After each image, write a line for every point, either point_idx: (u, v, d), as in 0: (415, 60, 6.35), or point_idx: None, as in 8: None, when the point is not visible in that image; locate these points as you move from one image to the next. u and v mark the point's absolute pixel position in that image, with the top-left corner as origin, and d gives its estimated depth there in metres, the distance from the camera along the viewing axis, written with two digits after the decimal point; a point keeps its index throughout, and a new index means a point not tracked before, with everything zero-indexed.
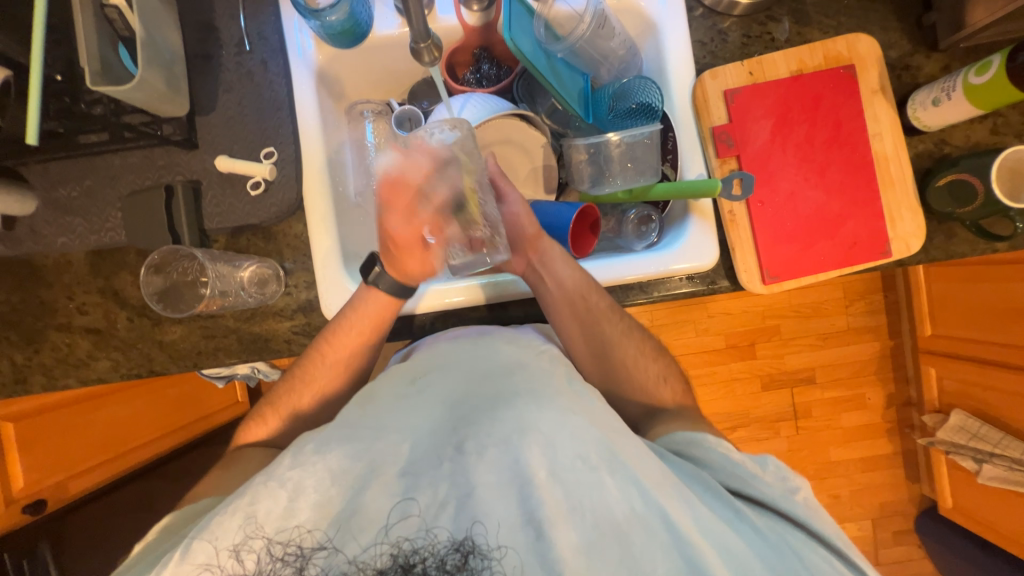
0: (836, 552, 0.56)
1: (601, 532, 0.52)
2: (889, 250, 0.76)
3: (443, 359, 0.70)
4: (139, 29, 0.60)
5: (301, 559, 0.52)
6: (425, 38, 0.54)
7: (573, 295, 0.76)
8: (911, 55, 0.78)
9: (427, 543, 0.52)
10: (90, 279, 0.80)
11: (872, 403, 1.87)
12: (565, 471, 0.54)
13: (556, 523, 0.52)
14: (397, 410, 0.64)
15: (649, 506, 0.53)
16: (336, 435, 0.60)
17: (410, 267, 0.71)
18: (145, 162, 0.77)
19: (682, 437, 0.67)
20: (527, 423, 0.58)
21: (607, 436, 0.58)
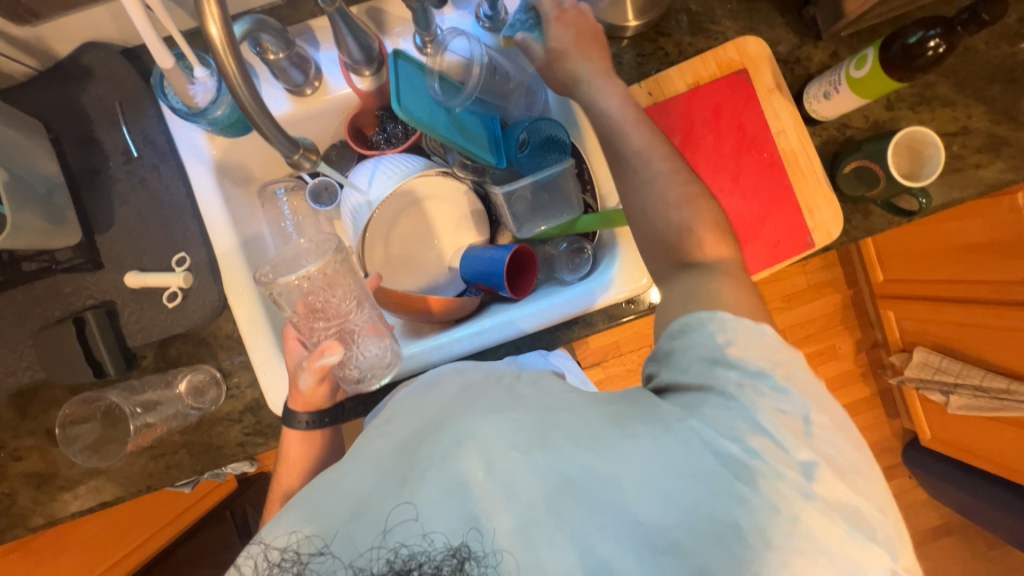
0: (811, 473, 0.44)
1: (543, 509, 0.45)
2: (812, 242, 0.78)
3: (401, 400, 0.59)
4: (0, 175, 0.57)
5: (298, 564, 0.47)
6: (295, 150, 0.54)
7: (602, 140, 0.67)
8: (800, 48, 0.79)
9: (424, 548, 0.44)
10: (18, 423, 0.76)
11: (844, 352, 1.93)
12: (504, 470, 0.46)
13: (491, 515, 0.44)
14: (365, 440, 0.54)
15: (583, 464, 0.45)
16: (306, 490, 0.51)
17: (313, 398, 0.70)
18: (49, 293, 0.72)
19: (668, 334, 0.55)
20: (461, 430, 0.48)
21: (543, 417, 0.49)
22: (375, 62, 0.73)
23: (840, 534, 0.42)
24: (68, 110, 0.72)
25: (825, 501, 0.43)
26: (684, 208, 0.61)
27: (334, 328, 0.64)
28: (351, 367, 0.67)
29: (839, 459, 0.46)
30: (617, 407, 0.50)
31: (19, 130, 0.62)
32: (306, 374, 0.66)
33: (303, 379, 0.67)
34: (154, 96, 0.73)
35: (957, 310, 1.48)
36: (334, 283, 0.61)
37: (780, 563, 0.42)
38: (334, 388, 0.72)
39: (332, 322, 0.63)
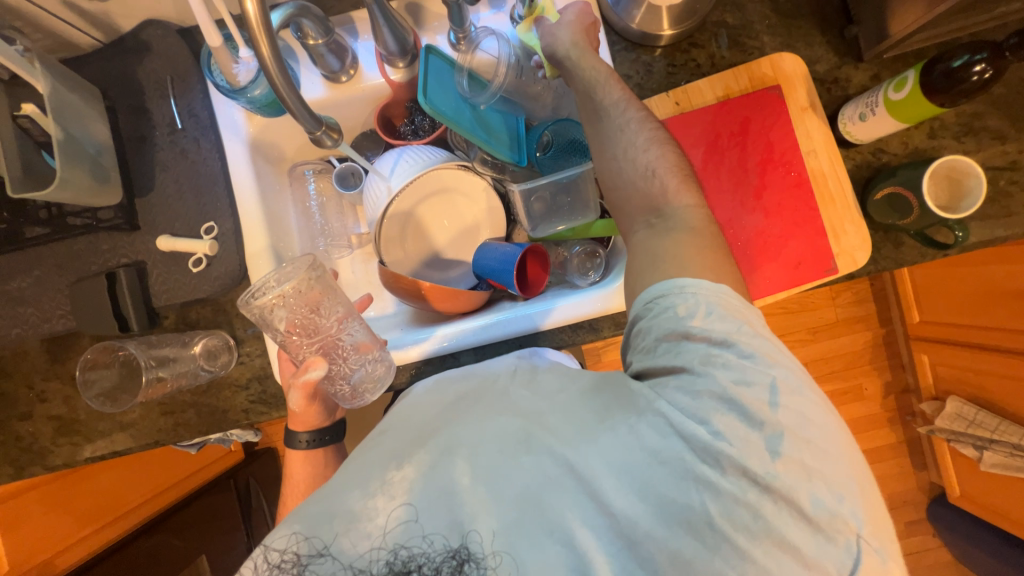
0: (777, 449, 0.46)
1: (525, 505, 0.50)
2: (835, 267, 0.75)
3: (399, 413, 0.62)
4: (56, 132, 0.62)
5: (298, 566, 0.48)
6: (317, 126, 0.55)
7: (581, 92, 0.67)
8: (839, 68, 0.77)
9: (424, 550, 0.49)
10: (49, 367, 0.81)
11: (869, 393, 1.84)
12: (497, 473, 0.51)
13: (475, 517, 0.49)
14: (362, 450, 0.57)
15: (560, 461, 0.51)
16: (306, 498, 0.52)
17: (307, 417, 0.74)
18: (89, 249, 0.77)
19: (639, 304, 0.56)
20: (452, 439, 0.54)
21: (528, 422, 0.54)
22: (409, 55, 0.75)
23: (802, 510, 0.45)
24: (124, 82, 0.77)
25: (791, 481, 0.45)
26: (652, 151, 0.62)
27: (315, 346, 0.66)
28: (341, 383, 0.70)
29: (809, 432, 0.47)
30: (596, 399, 0.54)
31: (79, 95, 0.68)
32: (294, 394, 0.70)
33: (293, 397, 0.70)
34: (202, 74, 0.78)
35: (993, 358, 1.40)
36: (314, 300, 0.63)
37: (748, 543, 0.45)
38: (331, 408, 0.76)
39: (315, 340, 0.66)
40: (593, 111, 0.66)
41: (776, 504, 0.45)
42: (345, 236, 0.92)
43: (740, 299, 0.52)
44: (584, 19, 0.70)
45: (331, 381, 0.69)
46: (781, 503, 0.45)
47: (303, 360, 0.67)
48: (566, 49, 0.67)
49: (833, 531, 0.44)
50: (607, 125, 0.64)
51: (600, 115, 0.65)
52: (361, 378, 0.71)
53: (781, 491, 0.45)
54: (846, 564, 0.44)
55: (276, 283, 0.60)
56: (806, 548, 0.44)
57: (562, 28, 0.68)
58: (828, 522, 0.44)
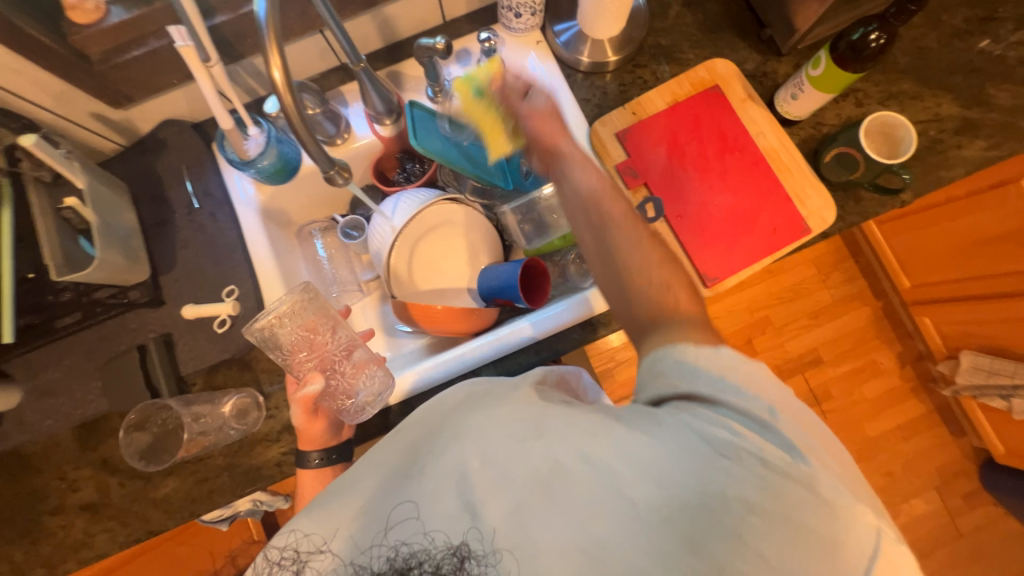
0: (792, 447, 0.46)
1: (533, 496, 0.49)
2: (808, 228, 0.82)
3: (420, 416, 0.61)
4: (94, 219, 0.70)
5: (298, 561, 0.54)
6: (331, 165, 0.63)
7: (584, 199, 0.69)
8: (765, 64, 0.89)
9: (424, 547, 0.51)
10: (79, 454, 0.81)
11: (886, 367, 1.83)
12: (509, 465, 0.50)
13: (484, 501, 0.49)
14: (375, 455, 0.60)
15: (575, 458, 0.49)
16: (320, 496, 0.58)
17: (312, 434, 0.75)
18: (118, 330, 0.82)
19: (643, 371, 0.57)
20: (461, 432, 0.55)
21: (543, 412, 0.54)
22: (394, 112, 0.86)
23: (817, 493, 0.44)
24: (145, 176, 0.86)
25: (805, 469, 0.45)
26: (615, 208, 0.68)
27: (312, 360, 0.73)
28: (342, 397, 0.74)
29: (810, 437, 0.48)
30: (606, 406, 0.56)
31: (111, 189, 0.77)
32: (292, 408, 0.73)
33: (294, 413, 0.72)
34: (214, 159, 0.87)
35: (985, 305, 1.45)
36: (308, 319, 0.71)
37: (763, 523, 0.44)
38: (336, 425, 0.77)
39: (313, 355, 0.72)
40: (557, 162, 0.73)
41: (795, 489, 0.45)
42: (356, 283, 0.99)
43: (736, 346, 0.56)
44: (548, 99, 0.77)
45: (333, 397, 0.74)
46: (799, 488, 0.45)
47: (305, 375, 0.72)
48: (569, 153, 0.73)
49: (850, 516, 0.44)
50: (609, 237, 0.65)
51: (604, 228, 0.66)
52: (364, 392, 0.75)
53: (799, 477, 0.45)
54: (866, 553, 0.44)
55: (275, 306, 0.69)
56: (825, 528, 0.44)
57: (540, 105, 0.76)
58: (843, 511, 0.44)
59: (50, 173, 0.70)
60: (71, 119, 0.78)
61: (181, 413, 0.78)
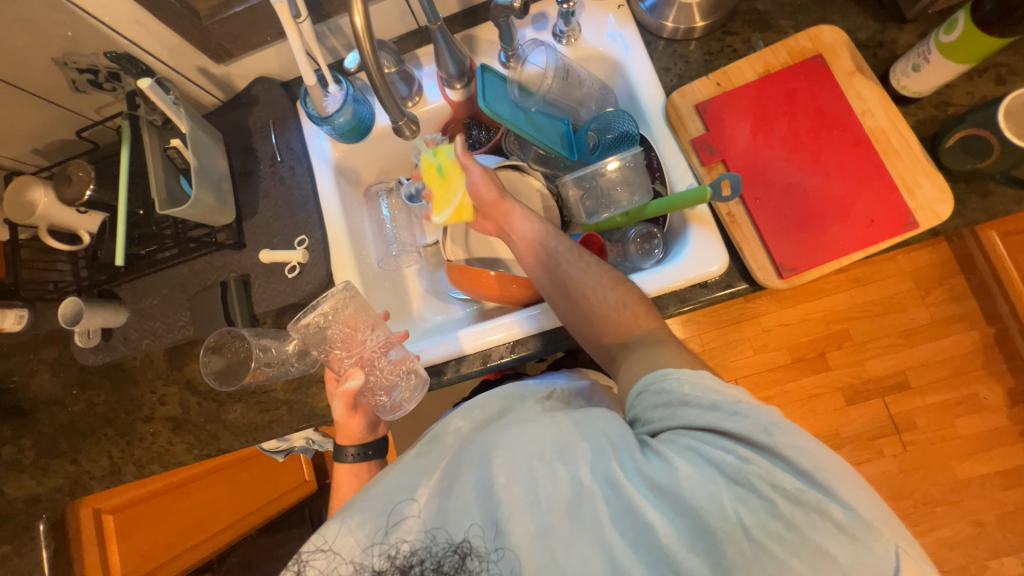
0: (806, 476, 0.45)
1: (561, 514, 0.49)
2: (913, 222, 0.71)
3: (444, 427, 0.64)
4: (193, 161, 0.77)
5: (299, 562, 0.53)
6: (401, 116, 0.67)
7: (533, 244, 0.77)
8: (883, 32, 0.78)
9: (424, 544, 0.52)
10: (168, 373, 0.92)
11: (990, 403, 1.58)
12: (527, 476, 0.51)
13: (512, 518, 0.49)
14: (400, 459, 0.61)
15: (597, 478, 0.50)
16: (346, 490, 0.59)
17: (350, 429, 0.79)
18: (206, 267, 0.90)
19: (643, 396, 0.56)
20: (489, 444, 0.55)
21: (569, 433, 0.54)
22: (466, 76, 0.85)
23: (837, 521, 0.43)
24: (238, 128, 0.94)
25: (821, 494, 0.44)
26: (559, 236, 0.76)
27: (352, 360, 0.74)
28: (379, 395, 0.75)
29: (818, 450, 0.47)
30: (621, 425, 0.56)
31: (210, 136, 0.84)
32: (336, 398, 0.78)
33: (336, 406, 0.76)
34: (297, 116, 0.93)
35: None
36: (348, 318, 0.73)
37: (783, 552, 0.44)
38: (371, 423, 0.80)
39: (351, 353, 0.74)
40: (548, 257, 0.75)
41: (807, 514, 0.44)
42: (414, 245, 1.00)
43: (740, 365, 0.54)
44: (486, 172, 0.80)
45: (371, 396, 0.76)
46: (811, 513, 0.44)
47: (346, 371, 0.74)
48: (511, 212, 0.79)
49: (872, 538, 0.43)
50: (569, 269, 0.72)
51: (557, 262, 0.74)
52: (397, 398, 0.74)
53: (812, 501, 0.44)
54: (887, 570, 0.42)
55: (317, 304, 0.71)
56: (840, 551, 0.43)
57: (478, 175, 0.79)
58: (863, 534, 0.43)
59: (161, 118, 0.78)
60: (181, 71, 0.86)
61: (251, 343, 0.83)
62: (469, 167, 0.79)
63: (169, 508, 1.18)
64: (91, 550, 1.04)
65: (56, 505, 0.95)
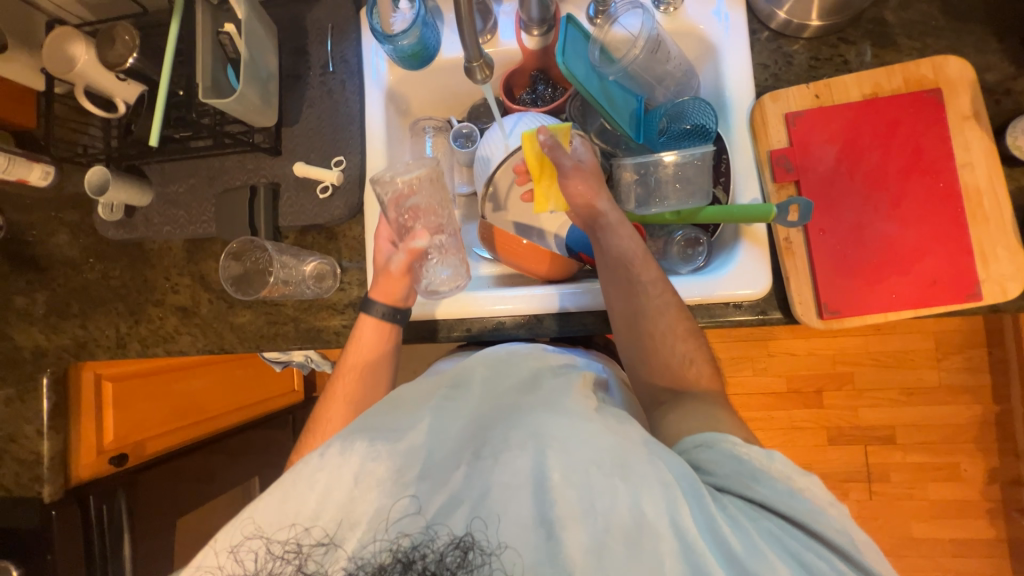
0: None
1: (618, 538, 0.49)
2: (977, 293, 0.67)
3: (468, 367, 0.69)
4: (244, 51, 0.73)
5: (299, 557, 0.51)
6: (478, 56, 0.60)
7: (623, 259, 0.73)
8: (1015, 79, 0.70)
9: (427, 541, 0.51)
10: (184, 264, 0.92)
11: (970, 476, 1.58)
12: (582, 477, 0.52)
13: (567, 524, 0.50)
14: (435, 414, 0.60)
15: (662, 514, 0.50)
16: (358, 433, 0.57)
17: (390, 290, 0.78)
18: (238, 166, 0.88)
19: (711, 455, 0.57)
20: (541, 431, 0.56)
21: (621, 441, 0.55)
22: (546, 24, 0.79)
23: None
24: (294, 25, 0.87)
25: None
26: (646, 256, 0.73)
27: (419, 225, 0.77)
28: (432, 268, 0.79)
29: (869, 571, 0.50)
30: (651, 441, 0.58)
31: (264, 28, 0.79)
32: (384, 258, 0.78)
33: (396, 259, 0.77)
34: (359, 25, 0.86)
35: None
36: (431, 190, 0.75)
37: None
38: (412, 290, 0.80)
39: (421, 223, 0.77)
40: (627, 281, 0.72)
41: None
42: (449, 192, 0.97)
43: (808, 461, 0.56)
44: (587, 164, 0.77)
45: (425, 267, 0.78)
46: None
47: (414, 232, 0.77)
48: (607, 217, 0.75)
49: None
50: (647, 305, 0.71)
51: (635, 289, 0.72)
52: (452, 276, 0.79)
53: None
54: None
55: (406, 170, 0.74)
56: None
57: (575, 175, 0.75)
58: None
59: None
60: None
61: (272, 259, 0.83)
62: (563, 161, 0.74)
63: (165, 386, 1.25)
64: (89, 411, 1.08)
65: (60, 363, 0.98)
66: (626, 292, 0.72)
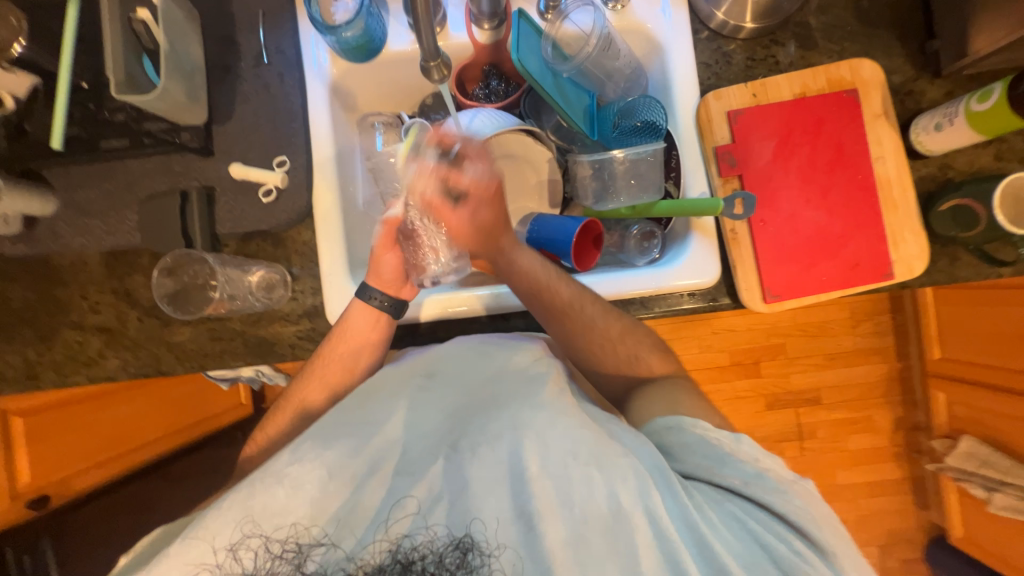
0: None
1: (594, 526, 0.55)
2: (891, 273, 0.76)
3: (444, 357, 0.68)
4: (163, 42, 0.65)
5: (299, 556, 0.54)
6: (434, 56, 0.59)
7: (533, 289, 0.73)
8: (915, 81, 0.79)
9: (427, 542, 0.55)
10: (103, 279, 0.82)
11: (880, 427, 1.81)
12: (555, 467, 0.57)
13: (546, 516, 0.55)
14: (408, 406, 0.65)
15: (635, 502, 0.55)
16: (333, 431, 0.61)
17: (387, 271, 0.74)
18: (162, 168, 0.79)
19: (683, 440, 0.61)
20: (519, 423, 0.60)
21: (596, 432, 0.59)
22: (497, 18, 0.77)
23: None
24: (219, 12, 0.79)
25: None
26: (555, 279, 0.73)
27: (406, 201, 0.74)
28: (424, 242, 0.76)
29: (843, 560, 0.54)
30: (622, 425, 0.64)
31: (185, 15, 0.71)
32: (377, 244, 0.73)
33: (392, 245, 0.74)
34: (294, 14, 0.80)
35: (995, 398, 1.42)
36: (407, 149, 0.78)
37: None
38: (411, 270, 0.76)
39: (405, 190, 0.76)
40: (554, 313, 0.72)
41: None
42: None
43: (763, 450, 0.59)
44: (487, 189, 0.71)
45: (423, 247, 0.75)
46: None
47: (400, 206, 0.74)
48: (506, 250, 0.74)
49: None
50: (579, 320, 0.73)
51: (565, 313, 0.72)
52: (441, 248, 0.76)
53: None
54: None
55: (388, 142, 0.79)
56: None
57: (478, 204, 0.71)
58: None
59: None
60: None
61: (216, 271, 0.78)
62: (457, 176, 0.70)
63: (81, 420, 1.09)
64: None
65: None
66: (555, 316, 0.73)
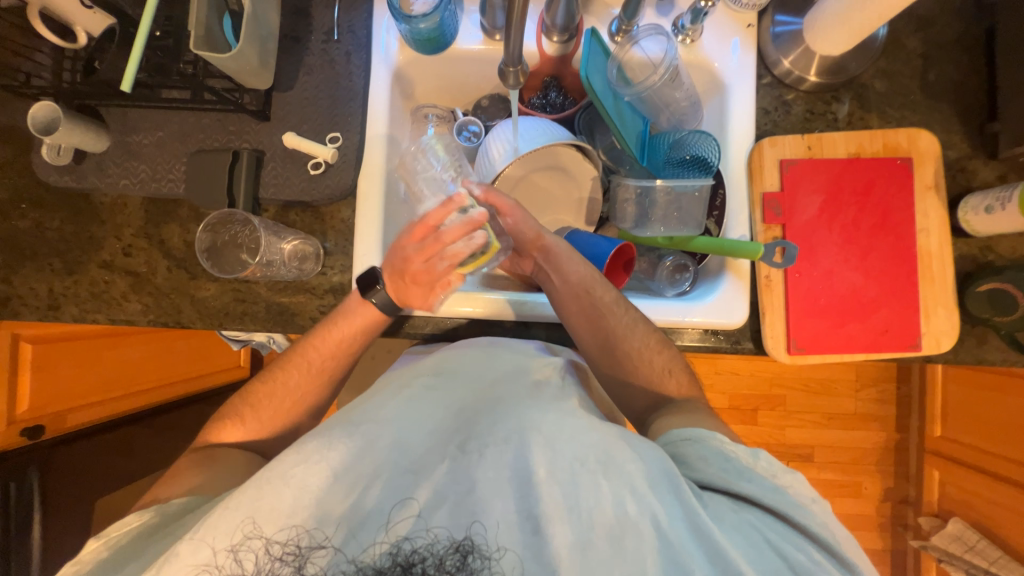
0: None
1: (600, 536, 0.53)
2: (919, 344, 0.76)
3: (452, 356, 0.73)
4: (247, 6, 0.67)
5: (300, 557, 0.52)
6: (517, 63, 0.61)
7: (578, 290, 0.74)
8: (969, 159, 0.79)
9: (426, 544, 0.53)
10: (140, 224, 0.83)
11: (869, 494, 1.79)
12: (563, 472, 0.56)
13: (552, 521, 0.54)
14: (407, 404, 0.66)
15: (643, 514, 0.54)
16: (335, 426, 0.62)
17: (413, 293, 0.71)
18: (217, 125, 0.80)
19: (692, 451, 0.62)
20: (526, 427, 0.61)
21: (603, 439, 0.59)
22: (568, 33, 0.77)
23: None
24: None
25: None
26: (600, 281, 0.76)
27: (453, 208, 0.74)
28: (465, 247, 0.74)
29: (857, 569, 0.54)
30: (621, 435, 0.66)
31: None
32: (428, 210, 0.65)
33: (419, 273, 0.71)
34: None
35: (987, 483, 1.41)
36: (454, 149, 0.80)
37: None
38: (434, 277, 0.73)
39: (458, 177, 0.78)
40: (592, 313, 0.73)
41: None
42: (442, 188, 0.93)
43: (784, 467, 0.60)
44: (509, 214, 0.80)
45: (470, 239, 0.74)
46: None
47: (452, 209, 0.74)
48: (554, 246, 0.76)
49: None
50: (615, 323, 0.73)
51: (602, 315, 0.73)
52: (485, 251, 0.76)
53: None
54: None
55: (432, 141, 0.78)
56: None
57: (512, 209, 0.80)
58: None
59: None
60: None
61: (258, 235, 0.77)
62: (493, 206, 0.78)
63: (95, 355, 1.11)
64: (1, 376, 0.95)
65: None
66: (595, 317, 0.73)
